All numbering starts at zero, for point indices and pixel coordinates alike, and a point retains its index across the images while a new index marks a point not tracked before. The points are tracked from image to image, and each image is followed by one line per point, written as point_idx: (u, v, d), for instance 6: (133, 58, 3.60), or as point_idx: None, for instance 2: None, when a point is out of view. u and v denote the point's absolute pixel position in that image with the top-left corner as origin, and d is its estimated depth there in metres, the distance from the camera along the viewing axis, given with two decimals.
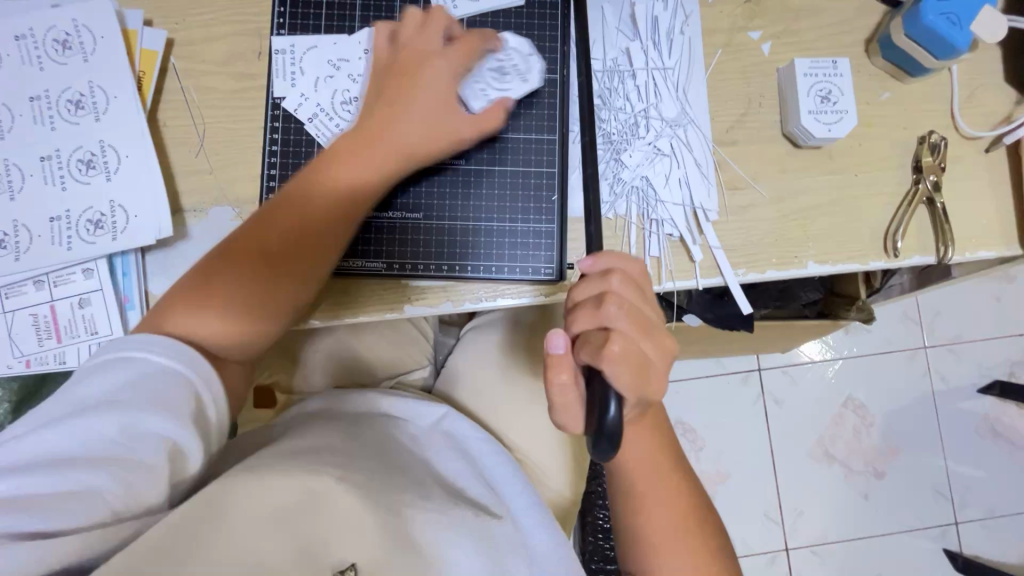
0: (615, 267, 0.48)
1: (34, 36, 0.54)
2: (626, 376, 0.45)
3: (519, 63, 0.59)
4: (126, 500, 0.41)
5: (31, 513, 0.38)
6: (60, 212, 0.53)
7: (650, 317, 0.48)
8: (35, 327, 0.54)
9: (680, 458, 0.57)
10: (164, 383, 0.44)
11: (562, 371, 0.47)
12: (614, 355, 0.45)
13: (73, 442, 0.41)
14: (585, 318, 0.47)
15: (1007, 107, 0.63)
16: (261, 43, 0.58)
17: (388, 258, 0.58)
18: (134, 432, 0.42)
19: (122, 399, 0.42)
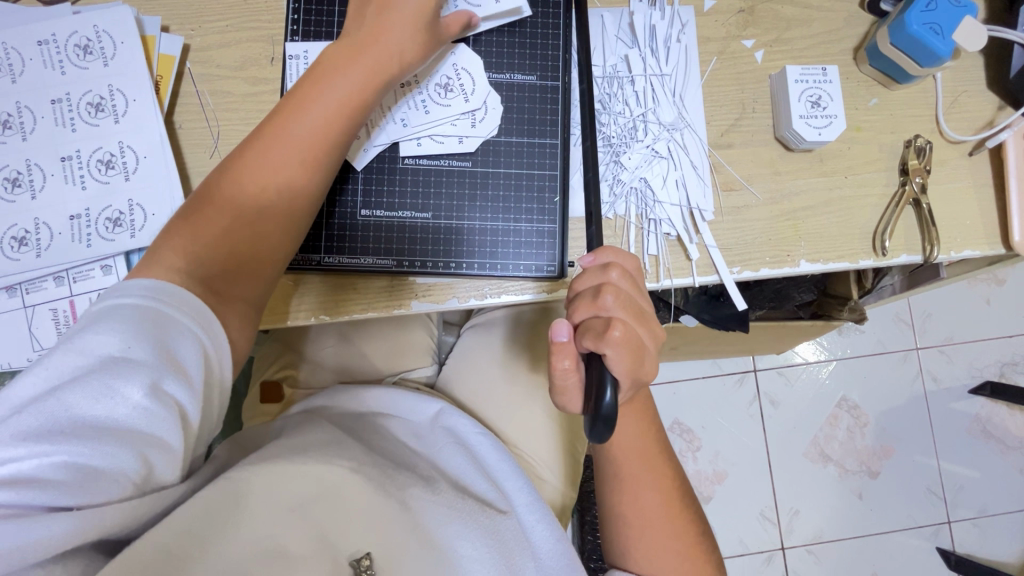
0: (614, 261, 0.51)
1: (56, 41, 0.56)
2: (624, 360, 0.47)
3: (466, 82, 0.61)
4: (147, 466, 0.41)
5: (52, 487, 0.37)
6: (79, 210, 0.55)
7: (645, 307, 0.50)
8: (55, 322, 0.55)
9: (667, 449, 0.59)
10: (177, 344, 0.42)
11: (564, 358, 0.49)
12: (614, 341, 0.47)
13: (87, 406, 0.38)
14: (584, 308, 0.49)
15: (990, 113, 0.65)
16: (274, 49, 0.61)
17: (398, 256, 0.60)
18: (154, 397, 0.40)
19: (138, 360, 0.40)
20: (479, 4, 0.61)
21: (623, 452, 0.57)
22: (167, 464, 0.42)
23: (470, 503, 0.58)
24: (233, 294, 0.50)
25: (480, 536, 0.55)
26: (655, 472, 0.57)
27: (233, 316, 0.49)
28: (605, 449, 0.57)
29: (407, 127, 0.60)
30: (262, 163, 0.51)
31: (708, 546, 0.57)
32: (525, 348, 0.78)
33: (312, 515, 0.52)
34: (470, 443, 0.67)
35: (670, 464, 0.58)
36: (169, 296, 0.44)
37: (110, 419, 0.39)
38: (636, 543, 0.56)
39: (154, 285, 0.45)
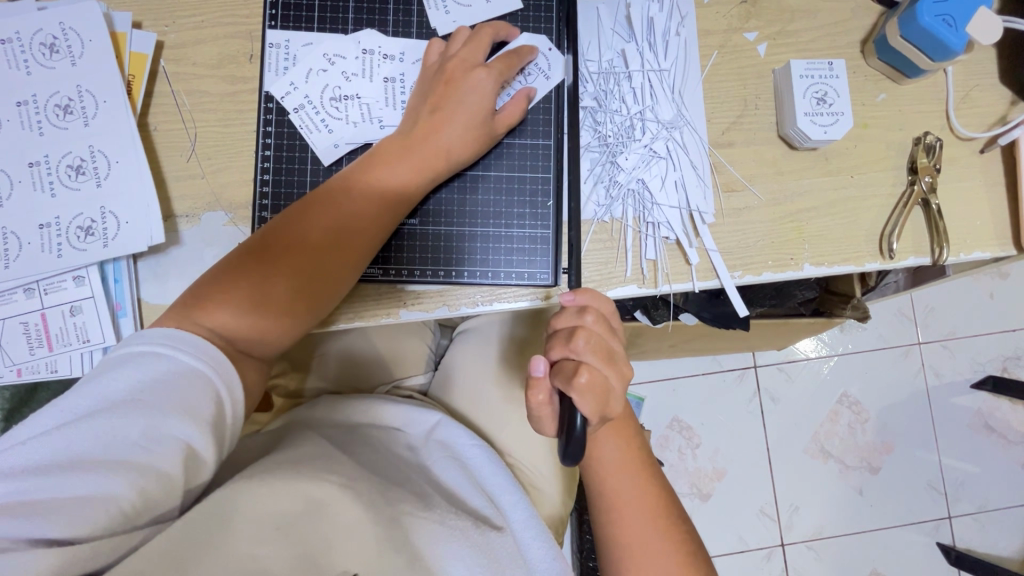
0: (591, 304, 0.49)
1: (20, 39, 0.53)
2: (591, 404, 0.46)
3: (541, 61, 0.59)
4: (144, 498, 0.42)
5: (43, 515, 0.38)
6: (49, 219, 0.53)
7: (617, 351, 0.48)
8: (26, 336, 0.53)
9: (659, 474, 0.58)
10: (186, 386, 0.44)
11: (539, 393, 0.48)
12: (581, 387, 0.45)
13: (95, 440, 0.41)
14: (557, 348, 0.48)
15: (1002, 108, 0.63)
16: (252, 46, 0.58)
17: (384, 264, 0.57)
18: (155, 434, 0.42)
19: (147, 400, 0.43)
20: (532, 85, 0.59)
21: (607, 473, 0.56)
22: (163, 496, 0.43)
23: (463, 520, 0.56)
24: (259, 350, 0.51)
25: (471, 554, 0.53)
26: (643, 494, 0.55)
27: (251, 368, 0.51)
28: (591, 471, 0.57)
29: (385, 129, 0.57)
30: (310, 243, 0.51)
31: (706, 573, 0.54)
32: (519, 354, 0.75)
33: (300, 532, 0.49)
34: (465, 457, 0.66)
35: (662, 488, 0.56)
36: (185, 345, 0.46)
37: (110, 453, 0.41)
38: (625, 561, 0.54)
39: (169, 331, 0.46)
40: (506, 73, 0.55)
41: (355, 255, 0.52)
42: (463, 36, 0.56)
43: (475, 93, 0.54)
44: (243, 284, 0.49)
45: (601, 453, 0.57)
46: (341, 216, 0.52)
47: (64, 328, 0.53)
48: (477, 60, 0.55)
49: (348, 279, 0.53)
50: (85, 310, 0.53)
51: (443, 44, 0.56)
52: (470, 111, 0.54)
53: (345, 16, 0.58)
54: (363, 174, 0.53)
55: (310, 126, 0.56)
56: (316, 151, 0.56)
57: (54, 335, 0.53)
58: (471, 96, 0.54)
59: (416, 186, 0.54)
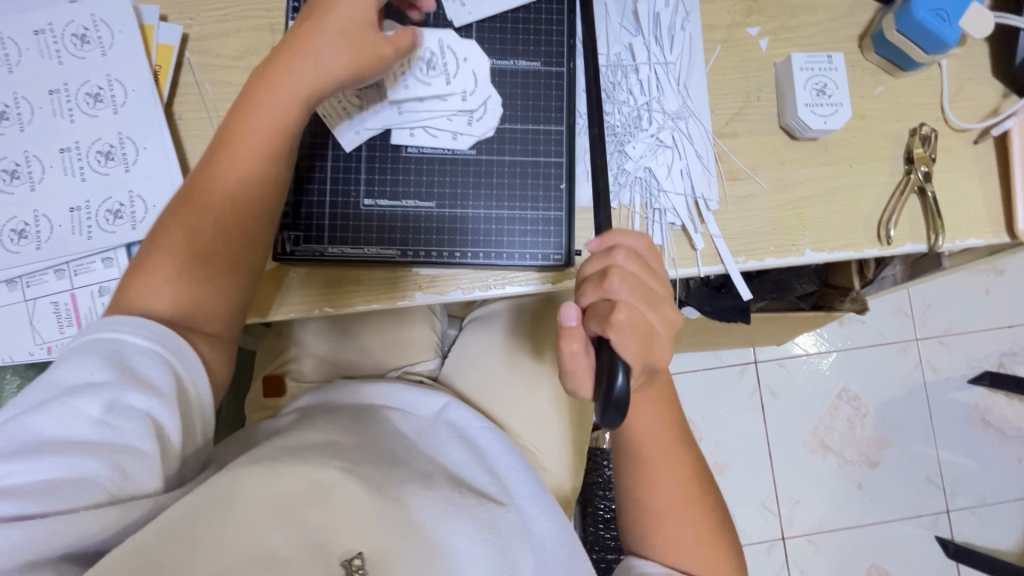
0: (620, 244, 0.50)
1: (53, 30, 0.55)
2: (633, 344, 0.47)
3: (450, 63, 0.60)
4: (122, 473, 0.42)
5: (19, 496, 0.39)
6: (80, 203, 0.55)
7: (655, 290, 0.50)
8: (57, 315, 0.55)
9: (688, 436, 0.59)
10: (138, 363, 0.45)
11: (573, 341, 0.49)
12: (619, 324, 0.47)
13: (54, 425, 0.42)
14: (591, 290, 0.49)
15: (995, 100, 0.65)
16: (274, 38, 0.60)
17: (403, 245, 0.59)
18: (113, 410, 0.43)
19: (100, 380, 0.43)
20: (432, 81, 0.60)
21: (643, 435, 0.57)
22: (144, 471, 0.44)
23: (466, 497, 0.58)
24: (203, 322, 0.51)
25: (475, 530, 0.55)
26: (673, 461, 0.57)
27: (208, 344, 0.51)
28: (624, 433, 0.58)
29: (403, 115, 0.60)
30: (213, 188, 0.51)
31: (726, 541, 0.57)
32: (525, 339, 0.78)
33: (302, 514, 0.50)
34: (472, 437, 0.67)
35: (690, 451, 0.58)
36: (131, 325, 0.47)
37: (77, 434, 0.42)
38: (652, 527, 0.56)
39: (114, 316, 0.47)
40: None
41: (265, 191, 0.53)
42: None
43: (342, 21, 0.53)
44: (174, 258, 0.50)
45: (637, 416, 0.57)
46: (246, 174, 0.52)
47: (93, 308, 0.55)
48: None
49: (265, 211, 0.54)
50: (113, 290, 0.55)
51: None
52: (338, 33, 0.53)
53: None
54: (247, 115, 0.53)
55: (333, 113, 0.59)
56: (338, 137, 0.59)
57: (83, 314, 0.55)
58: (338, 19, 0.53)
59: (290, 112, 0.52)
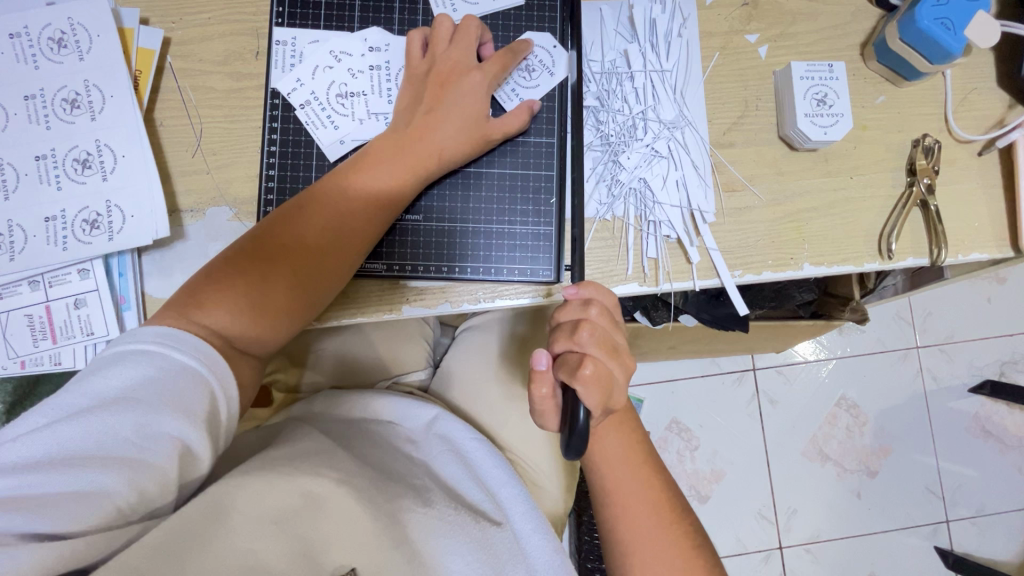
0: (596, 298, 0.49)
1: (29, 34, 0.54)
2: (598, 397, 0.46)
3: None
4: (138, 495, 0.41)
5: (37, 512, 0.38)
6: (55, 212, 0.53)
7: (621, 346, 0.49)
8: (30, 328, 0.53)
9: (663, 469, 0.58)
10: (179, 384, 0.44)
11: (543, 385, 0.48)
12: (587, 379, 0.45)
13: (83, 440, 0.40)
14: (562, 341, 0.48)
15: (1000, 111, 0.63)
16: (259, 43, 0.58)
17: (388, 260, 0.58)
18: (147, 433, 0.42)
19: (139, 398, 0.42)
20: None
21: (617, 468, 0.57)
22: (158, 492, 0.43)
23: (463, 516, 0.57)
24: (255, 349, 0.51)
25: (471, 551, 0.54)
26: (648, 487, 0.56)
27: (245, 366, 0.51)
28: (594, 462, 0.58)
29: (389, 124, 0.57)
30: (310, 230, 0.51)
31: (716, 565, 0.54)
32: (519, 351, 0.76)
33: (295, 527, 0.50)
34: (466, 450, 0.66)
35: (665, 480, 0.57)
36: (179, 342, 0.45)
37: (105, 451, 0.41)
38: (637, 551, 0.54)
39: (161, 330, 0.46)
40: (501, 71, 0.56)
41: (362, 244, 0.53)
42: (448, 29, 0.55)
43: (469, 89, 0.55)
44: (244, 284, 0.49)
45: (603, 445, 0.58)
46: (339, 218, 0.52)
47: (68, 321, 0.53)
48: (468, 55, 0.55)
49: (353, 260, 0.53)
50: (90, 302, 0.54)
51: (426, 37, 0.56)
52: (467, 109, 0.54)
53: (351, 15, 0.58)
54: (358, 170, 0.53)
55: (316, 121, 0.57)
56: (323, 147, 0.57)
57: (57, 327, 0.53)
58: (466, 95, 0.54)
59: (407, 186, 0.54)
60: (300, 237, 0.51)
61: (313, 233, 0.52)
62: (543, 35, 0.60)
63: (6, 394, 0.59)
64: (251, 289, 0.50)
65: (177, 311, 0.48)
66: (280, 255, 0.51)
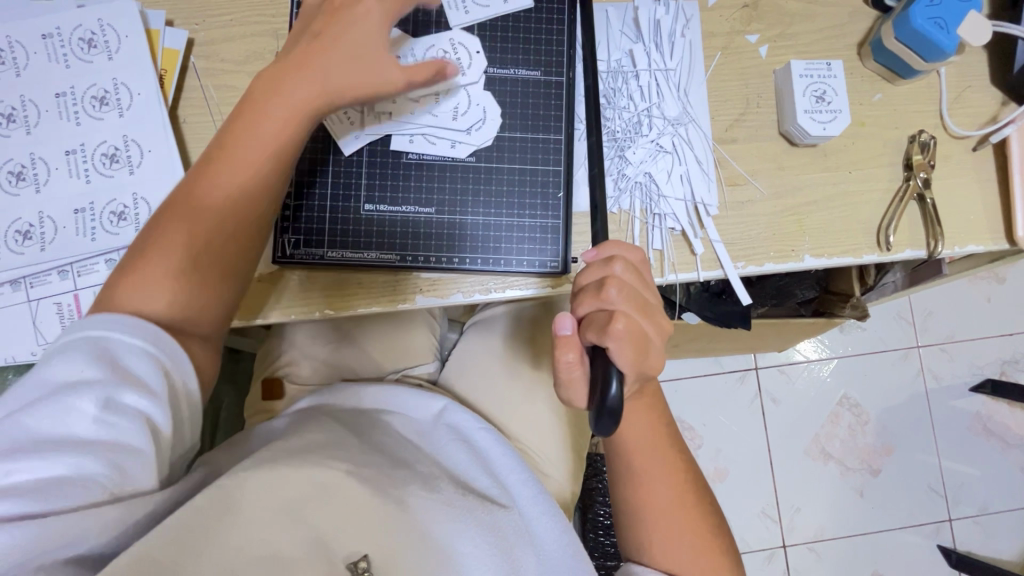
0: (618, 254, 0.51)
1: (61, 35, 0.56)
2: (628, 353, 0.47)
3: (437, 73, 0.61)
4: (117, 471, 0.43)
5: (19, 496, 0.39)
6: (84, 204, 0.55)
7: (649, 300, 0.50)
8: (60, 316, 0.55)
9: (680, 443, 0.60)
10: (133, 361, 0.44)
11: (568, 351, 0.49)
12: (617, 334, 0.47)
13: (47, 425, 0.41)
14: (588, 301, 0.49)
15: (994, 108, 0.65)
16: (279, 43, 0.60)
17: (402, 250, 0.60)
18: (109, 410, 0.42)
19: (91, 377, 0.42)
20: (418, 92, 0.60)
21: (637, 442, 0.57)
22: (141, 468, 0.44)
23: (470, 500, 0.58)
24: (193, 327, 0.50)
25: (481, 533, 0.55)
26: (668, 468, 0.57)
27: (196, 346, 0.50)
28: (618, 444, 0.57)
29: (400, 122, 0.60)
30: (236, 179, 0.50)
31: (720, 535, 0.57)
32: (526, 343, 0.78)
33: (309, 514, 0.51)
34: (474, 438, 0.68)
35: (684, 456, 0.59)
36: (131, 322, 0.46)
37: (73, 433, 0.42)
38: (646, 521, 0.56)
39: (111, 313, 0.46)
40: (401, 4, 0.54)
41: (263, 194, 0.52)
42: None
43: (362, 17, 0.52)
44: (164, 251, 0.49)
45: (630, 423, 0.57)
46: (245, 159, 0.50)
47: None
48: None
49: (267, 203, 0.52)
50: None
51: None
52: (352, 45, 0.52)
53: None
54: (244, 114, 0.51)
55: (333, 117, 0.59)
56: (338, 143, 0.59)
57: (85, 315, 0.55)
58: (349, 31, 0.52)
59: (304, 119, 0.52)
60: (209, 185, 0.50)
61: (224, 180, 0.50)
62: (471, 39, 0.61)
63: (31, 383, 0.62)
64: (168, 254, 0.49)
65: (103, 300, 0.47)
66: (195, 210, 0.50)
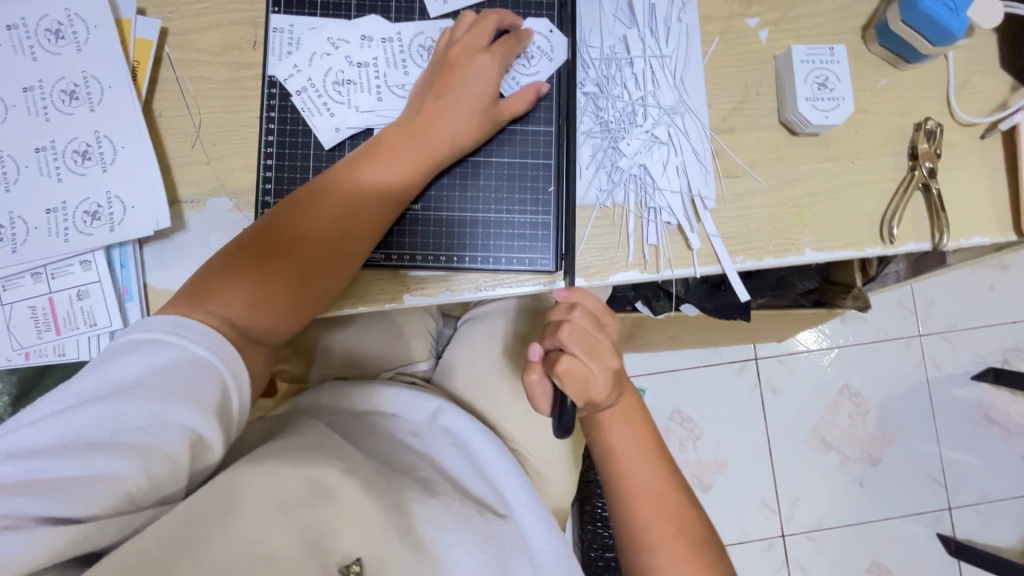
0: (578, 300, 0.55)
1: (26, 26, 0.53)
2: (574, 387, 0.51)
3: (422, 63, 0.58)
4: (148, 481, 0.41)
5: (46, 497, 0.38)
6: (56, 204, 0.53)
7: (602, 342, 0.54)
8: (34, 319, 0.54)
9: (674, 468, 0.58)
10: (191, 372, 0.44)
11: (531, 376, 0.54)
12: (564, 369, 0.51)
13: (99, 429, 0.40)
14: (548, 337, 0.54)
15: (1003, 93, 0.63)
16: (257, 33, 0.58)
17: (386, 249, 0.58)
18: (160, 422, 0.42)
19: (153, 386, 0.42)
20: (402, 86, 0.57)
21: (623, 461, 0.57)
22: (170, 479, 0.42)
23: (467, 507, 0.58)
24: (267, 337, 0.51)
25: (472, 541, 0.55)
26: (658, 486, 0.56)
27: (257, 355, 0.50)
28: (605, 461, 0.58)
29: (382, 115, 0.57)
30: (338, 227, 0.52)
31: (716, 553, 0.55)
32: (520, 341, 0.76)
33: (299, 516, 0.49)
34: (468, 441, 0.65)
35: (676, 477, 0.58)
36: (192, 332, 0.45)
37: (121, 437, 0.40)
38: (644, 565, 0.54)
39: (174, 320, 0.46)
40: (507, 55, 0.56)
41: (369, 230, 0.53)
42: (468, 20, 0.56)
43: (481, 76, 0.54)
44: (246, 275, 0.49)
45: (613, 443, 0.58)
46: (349, 207, 0.52)
47: (72, 312, 0.54)
48: (481, 43, 0.55)
49: (359, 258, 0.53)
50: (93, 294, 0.54)
51: (448, 27, 0.57)
52: (472, 97, 0.54)
53: (347, 2, 0.58)
54: (367, 160, 0.53)
55: (312, 109, 0.57)
56: (319, 135, 0.57)
57: (61, 318, 0.54)
58: (475, 81, 0.54)
59: (415, 176, 0.54)
60: (310, 226, 0.51)
61: (327, 220, 0.51)
62: None
63: (11, 386, 0.61)
64: (257, 278, 0.49)
65: (184, 304, 0.47)
66: (294, 241, 0.51)
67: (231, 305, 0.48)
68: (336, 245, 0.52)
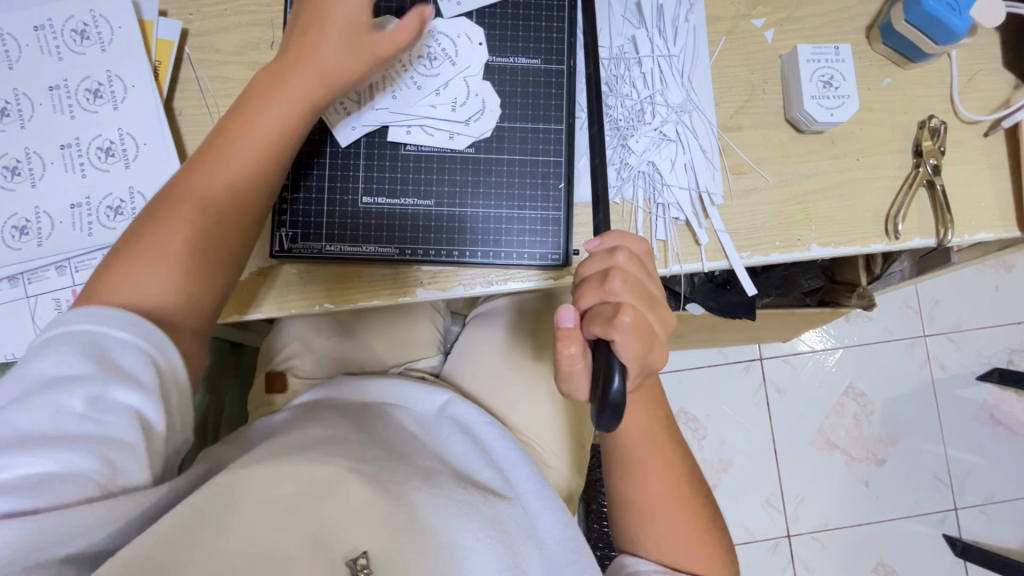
0: (621, 246, 0.50)
1: (52, 26, 0.55)
2: (633, 346, 0.46)
3: (434, 63, 0.60)
4: (107, 468, 0.40)
5: (5, 495, 0.37)
6: (80, 199, 0.55)
7: (653, 293, 0.50)
8: (58, 312, 0.55)
9: (678, 439, 0.59)
10: (120, 352, 0.42)
11: (570, 344, 0.48)
12: (623, 327, 0.46)
13: (39, 418, 0.39)
14: (591, 294, 0.48)
15: (1006, 92, 0.64)
16: (274, 33, 0.59)
17: (400, 244, 0.59)
18: (100, 406, 0.40)
19: (82, 367, 0.40)
20: (414, 84, 0.59)
21: (634, 440, 0.56)
22: (132, 464, 0.41)
23: (473, 494, 0.58)
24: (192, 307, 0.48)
25: (482, 527, 0.55)
26: (665, 463, 0.56)
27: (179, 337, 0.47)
28: (618, 440, 0.57)
29: (397, 113, 0.59)
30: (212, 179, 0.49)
31: (715, 526, 0.57)
32: (529, 337, 0.77)
33: (312, 508, 0.50)
34: (478, 433, 0.67)
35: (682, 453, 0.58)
36: (107, 312, 0.43)
37: (64, 427, 0.39)
38: (652, 541, 0.55)
39: (97, 293, 0.45)
40: None
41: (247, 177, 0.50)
42: None
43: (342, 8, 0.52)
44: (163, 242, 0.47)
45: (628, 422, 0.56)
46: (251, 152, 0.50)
47: None
48: None
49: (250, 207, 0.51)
50: None
51: None
52: (341, 30, 0.51)
53: None
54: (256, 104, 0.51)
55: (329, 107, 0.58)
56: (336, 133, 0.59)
57: None
58: (337, 13, 0.51)
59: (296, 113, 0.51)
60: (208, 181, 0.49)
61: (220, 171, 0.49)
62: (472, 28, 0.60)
63: None
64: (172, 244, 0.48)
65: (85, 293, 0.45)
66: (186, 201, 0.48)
67: (155, 280, 0.46)
68: (238, 192, 0.50)
